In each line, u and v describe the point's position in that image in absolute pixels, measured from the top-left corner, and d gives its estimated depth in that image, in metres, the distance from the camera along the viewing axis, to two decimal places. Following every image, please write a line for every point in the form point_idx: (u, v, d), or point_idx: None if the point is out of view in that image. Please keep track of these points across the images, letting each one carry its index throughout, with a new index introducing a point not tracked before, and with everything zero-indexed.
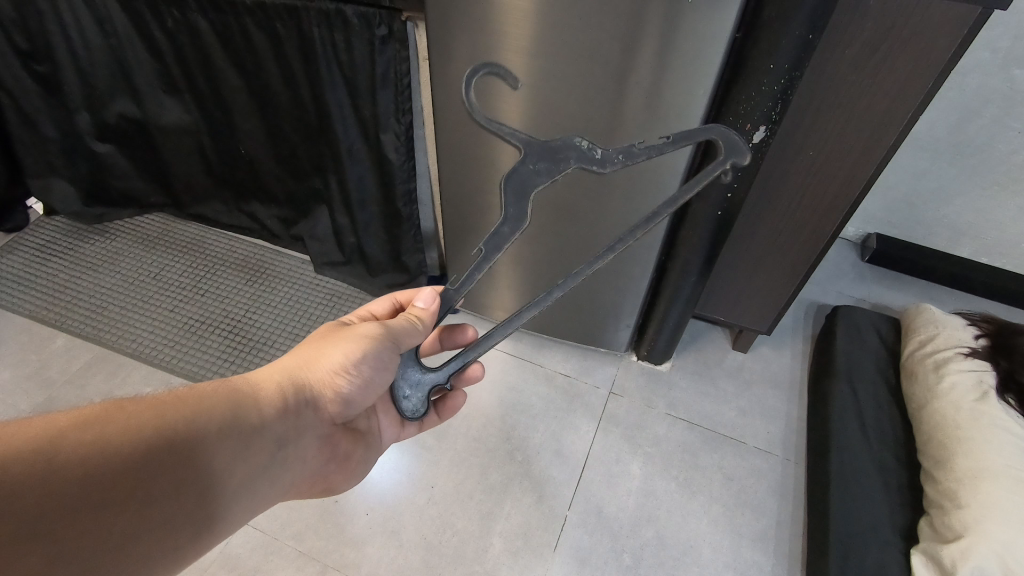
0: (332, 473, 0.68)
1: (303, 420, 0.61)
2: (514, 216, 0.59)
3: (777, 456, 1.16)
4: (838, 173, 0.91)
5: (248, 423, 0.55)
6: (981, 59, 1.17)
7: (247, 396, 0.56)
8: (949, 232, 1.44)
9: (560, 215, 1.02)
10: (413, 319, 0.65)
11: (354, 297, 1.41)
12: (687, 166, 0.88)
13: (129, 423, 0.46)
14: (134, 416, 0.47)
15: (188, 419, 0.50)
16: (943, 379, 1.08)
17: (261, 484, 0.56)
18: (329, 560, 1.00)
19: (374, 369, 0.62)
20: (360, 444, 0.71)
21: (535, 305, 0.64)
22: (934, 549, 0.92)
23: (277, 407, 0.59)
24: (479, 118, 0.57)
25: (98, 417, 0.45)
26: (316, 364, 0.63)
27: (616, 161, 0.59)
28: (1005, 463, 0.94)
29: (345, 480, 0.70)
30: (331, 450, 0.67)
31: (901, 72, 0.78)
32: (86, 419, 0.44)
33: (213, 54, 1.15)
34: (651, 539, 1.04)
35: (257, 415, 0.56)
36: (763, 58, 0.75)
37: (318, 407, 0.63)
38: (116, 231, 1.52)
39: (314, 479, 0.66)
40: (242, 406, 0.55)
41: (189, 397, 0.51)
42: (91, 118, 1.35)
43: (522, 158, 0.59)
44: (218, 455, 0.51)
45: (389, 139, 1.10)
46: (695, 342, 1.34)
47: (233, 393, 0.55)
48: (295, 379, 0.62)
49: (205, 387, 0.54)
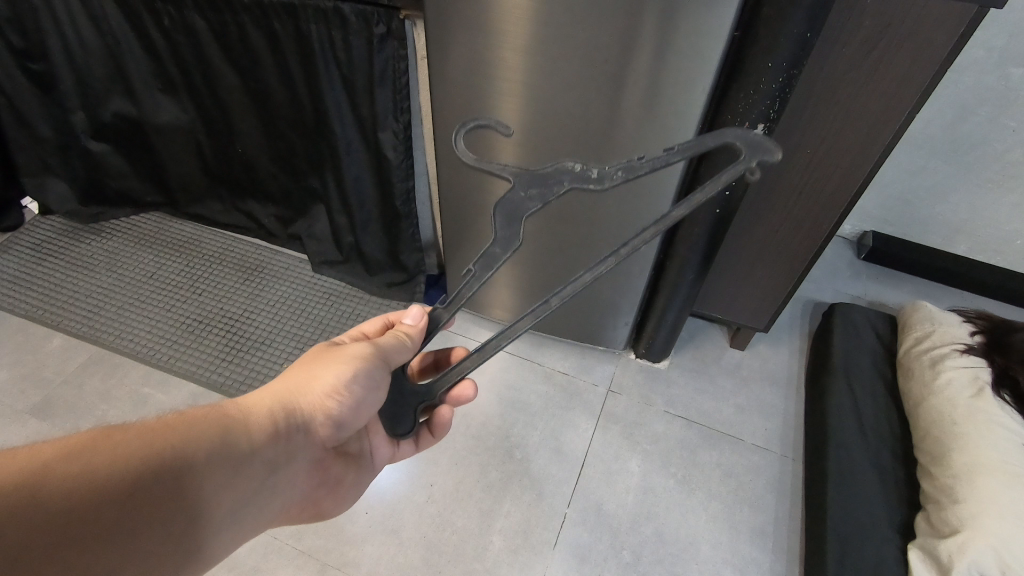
0: (323, 497, 0.68)
1: (294, 444, 0.60)
2: (504, 237, 0.58)
3: (774, 453, 1.17)
4: (835, 172, 0.92)
5: (237, 449, 0.54)
6: (977, 57, 1.18)
7: (236, 422, 0.56)
8: (944, 229, 1.45)
9: (559, 219, 1.04)
10: (401, 336, 0.65)
11: (351, 296, 1.40)
12: (678, 178, 0.91)
13: (115, 453, 0.45)
14: (121, 446, 0.46)
15: (175, 448, 0.49)
16: (939, 375, 1.09)
17: (248, 511, 0.55)
18: (329, 559, 1.00)
19: (365, 389, 0.62)
20: (350, 466, 0.71)
21: (531, 315, 0.61)
22: (931, 545, 0.92)
23: (267, 432, 0.58)
24: (466, 160, 0.59)
25: (84, 447, 0.44)
26: (307, 388, 0.62)
27: (615, 176, 0.58)
28: (1001, 458, 0.95)
29: (336, 504, 0.70)
30: (321, 474, 0.67)
31: (897, 70, 0.79)
32: (72, 450, 0.44)
33: (210, 52, 1.15)
34: (650, 536, 1.04)
35: (246, 442, 0.55)
36: (761, 55, 0.75)
37: (309, 431, 0.62)
38: (111, 230, 1.52)
39: (305, 503, 0.66)
40: (231, 430, 0.55)
41: (178, 424, 0.51)
42: (87, 117, 1.35)
43: (512, 187, 0.58)
44: (206, 482, 0.50)
45: (386, 137, 1.10)
46: (692, 340, 1.35)
47: (223, 418, 0.55)
48: (285, 403, 0.60)
49: (195, 413, 0.53)
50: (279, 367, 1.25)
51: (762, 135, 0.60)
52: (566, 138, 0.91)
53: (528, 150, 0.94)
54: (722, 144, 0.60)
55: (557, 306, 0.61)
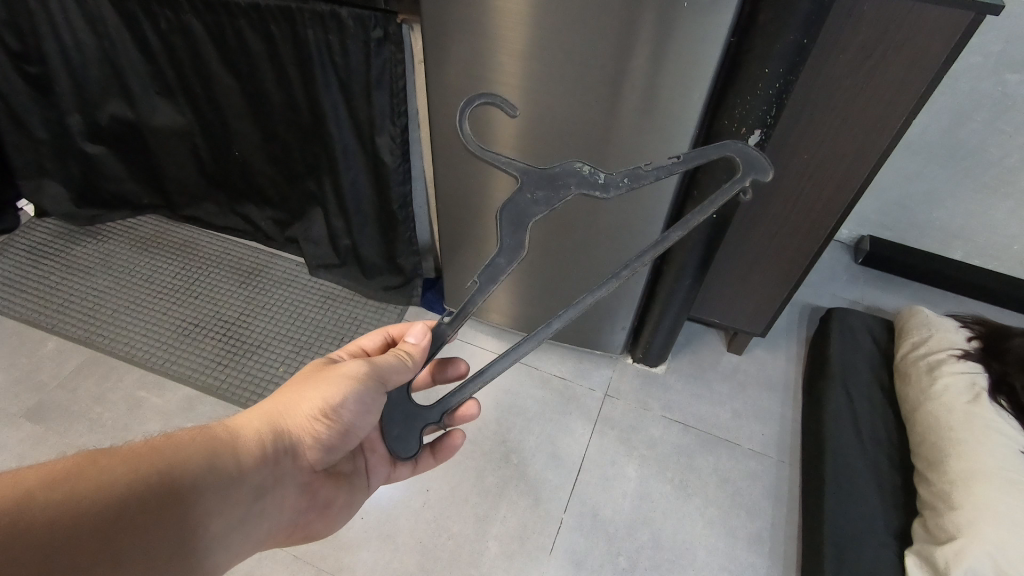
0: (313, 520, 0.67)
1: (281, 468, 0.61)
2: (511, 246, 0.57)
3: (771, 459, 1.16)
4: (832, 177, 0.92)
5: (226, 470, 0.54)
6: (974, 63, 1.18)
7: (224, 443, 0.56)
8: (941, 234, 1.46)
9: (560, 225, 1.03)
10: (402, 356, 0.64)
11: (348, 300, 1.39)
12: (676, 183, 0.91)
13: (100, 479, 0.45)
14: (106, 471, 0.46)
15: (163, 472, 0.49)
16: (936, 381, 1.09)
17: (233, 536, 0.55)
18: (323, 564, 1.00)
19: (356, 412, 0.61)
20: (343, 486, 0.70)
21: (533, 338, 0.60)
22: (928, 551, 0.92)
23: (256, 455, 0.58)
24: (473, 149, 0.57)
25: (70, 473, 0.44)
26: (295, 409, 0.62)
27: (621, 184, 0.58)
28: (997, 464, 0.95)
29: (326, 527, 0.69)
30: (310, 498, 0.66)
31: (894, 77, 0.79)
32: (56, 476, 0.44)
33: (207, 55, 1.14)
34: (647, 542, 1.04)
35: (234, 464, 0.55)
36: (759, 61, 0.75)
37: (297, 453, 0.62)
38: (107, 232, 1.51)
39: (293, 528, 0.65)
40: (219, 452, 0.55)
41: (167, 447, 0.51)
42: (84, 119, 1.34)
43: (520, 187, 0.58)
44: (195, 504, 0.51)
45: (383, 141, 1.10)
46: (689, 345, 1.35)
47: (211, 440, 0.55)
48: (275, 425, 0.61)
49: (183, 435, 0.53)
50: (276, 369, 1.25)
51: (760, 153, 0.61)
52: (566, 144, 0.90)
53: (526, 157, 0.94)
54: (723, 157, 0.61)
55: (558, 330, 0.60)
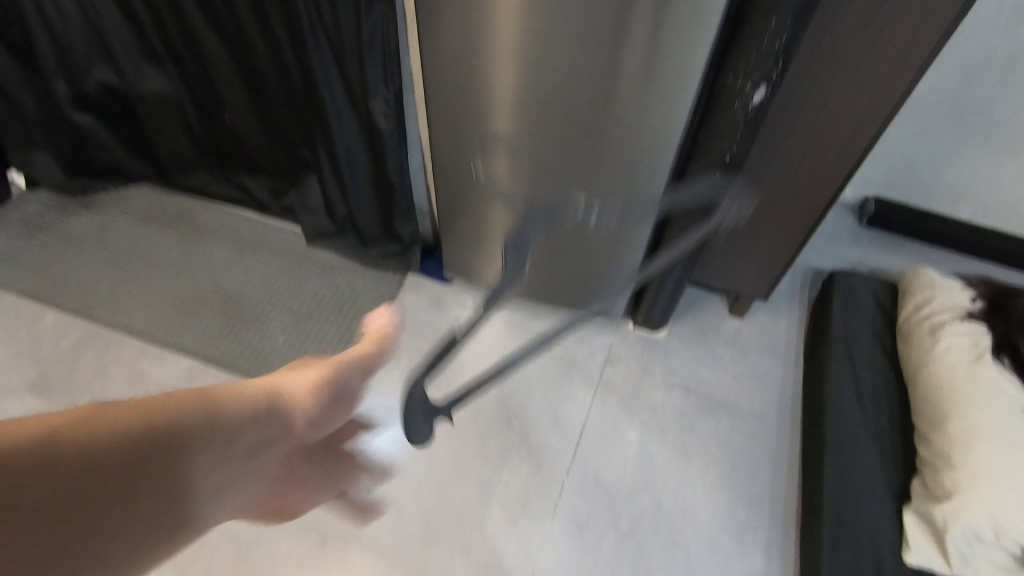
0: (282, 495, 0.52)
1: (269, 439, 0.47)
2: None
3: (772, 421, 1.17)
4: (838, 136, 0.89)
5: (230, 438, 0.42)
6: (988, 13, 1.14)
7: (214, 404, 0.42)
8: (948, 193, 1.43)
9: (551, 203, 1.03)
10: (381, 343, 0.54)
11: (347, 268, 1.38)
12: (678, 142, 0.89)
13: (92, 439, 0.33)
14: (99, 428, 0.34)
15: (163, 435, 0.37)
16: (939, 342, 1.08)
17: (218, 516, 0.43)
18: (329, 530, 1.01)
19: (339, 398, 0.52)
20: (321, 468, 0.55)
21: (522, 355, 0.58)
22: (926, 508, 0.95)
23: (246, 421, 0.44)
24: None
25: (56, 430, 0.32)
26: (287, 378, 0.50)
27: None
28: (997, 423, 0.96)
29: (302, 504, 0.54)
30: (288, 467, 0.51)
31: (905, 29, 0.76)
32: (38, 430, 0.31)
33: (192, 17, 1.10)
34: (648, 504, 1.05)
35: (237, 429, 0.43)
36: (764, 15, 0.72)
37: (286, 423, 0.48)
38: (100, 203, 1.49)
39: (265, 500, 0.51)
40: (215, 414, 0.41)
41: (163, 402, 0.38)
42: (69, 87, 1.30)
43: None
44: (194, 477, 0.39)
45: (377, 106, 1.07)
46: (690, 309, 1.34)
47: (205, 400, 0.41)
48: (267, 390, 0.47)
49: (170, 394, 0.39)
50: (275, 340, 1.25)
51: None
52: (564, 105, 0.88)
53: (523, 117, 0.92)
54: None
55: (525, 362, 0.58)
